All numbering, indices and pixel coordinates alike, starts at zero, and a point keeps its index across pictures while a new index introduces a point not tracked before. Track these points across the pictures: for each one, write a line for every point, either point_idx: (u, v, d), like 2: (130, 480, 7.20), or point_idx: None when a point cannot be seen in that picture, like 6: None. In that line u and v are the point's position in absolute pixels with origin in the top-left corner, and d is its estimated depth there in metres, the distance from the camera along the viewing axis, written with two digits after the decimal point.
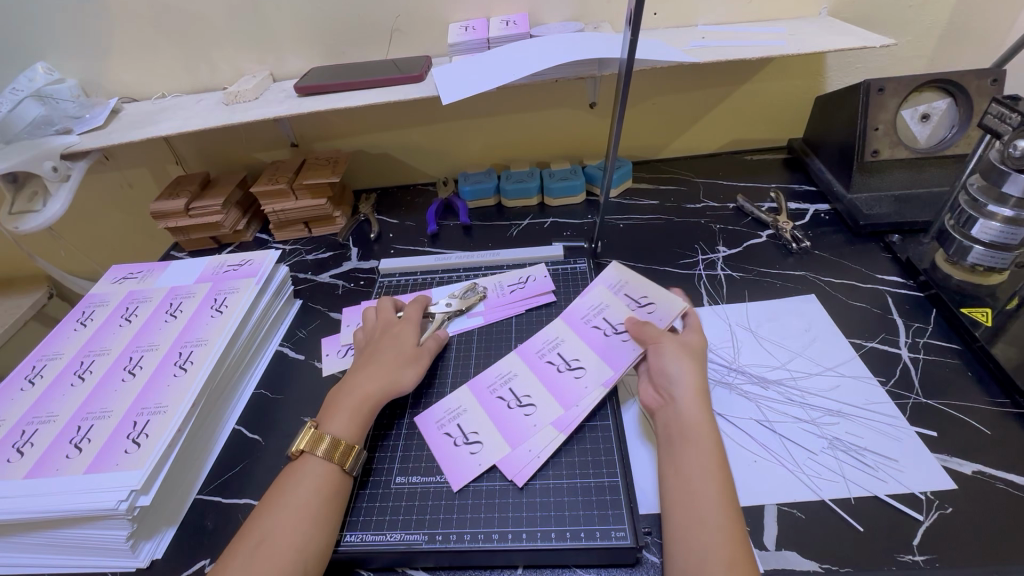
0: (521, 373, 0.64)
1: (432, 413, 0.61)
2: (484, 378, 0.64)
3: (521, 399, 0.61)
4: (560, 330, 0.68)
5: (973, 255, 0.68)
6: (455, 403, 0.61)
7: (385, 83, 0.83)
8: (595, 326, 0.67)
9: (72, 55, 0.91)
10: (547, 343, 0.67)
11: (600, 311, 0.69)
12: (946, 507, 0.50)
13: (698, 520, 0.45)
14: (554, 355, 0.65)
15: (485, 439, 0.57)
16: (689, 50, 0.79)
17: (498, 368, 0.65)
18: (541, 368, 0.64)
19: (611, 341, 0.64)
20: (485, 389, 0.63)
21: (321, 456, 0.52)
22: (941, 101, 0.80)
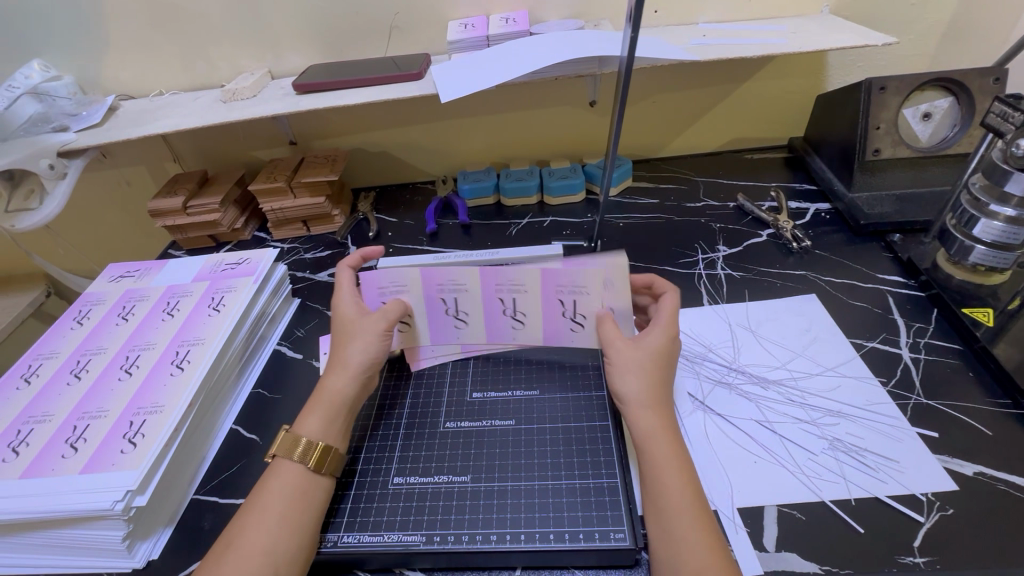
0: (470, 290, 0.60)
1: (380, 278, 0.61)
2: (437, 278, 0.60)
3: (460, 315, 0.63)
4: (531, 278, 0.59)
5: (975, 255, 0.68)
6: (404, 281, 0.61)
7: (383, 81, 0.83)
8: (567, 299, 0.59)
9: (69, 52, 0.90)
10: (513, 284, 0.59)
11: (576, 290, 0.58)
12: (947, 509, 0.50)
13: (671, 524, 0.45)
14: (508, 295, 0.60)
15: (412, 325, 0.64)
16: (689, 48, 0.79)
17: (452, 274, 0.60)
18: (489, 301, 0.61)
19: (564, 323, 0.60)
20: (434, 286, 0.61)
21: (294, 459, 0.51)
22: (943, 100, 0.80)
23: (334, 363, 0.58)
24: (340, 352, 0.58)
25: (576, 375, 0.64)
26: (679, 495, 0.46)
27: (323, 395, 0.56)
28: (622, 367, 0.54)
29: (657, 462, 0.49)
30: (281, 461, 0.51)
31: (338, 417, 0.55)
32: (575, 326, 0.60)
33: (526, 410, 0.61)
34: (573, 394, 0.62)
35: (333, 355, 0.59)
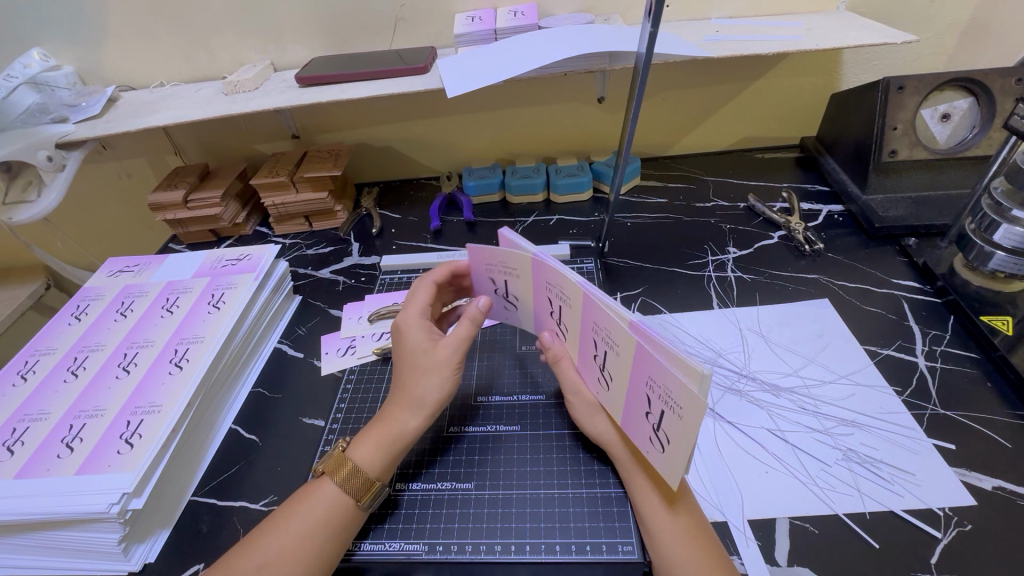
0: (572, 304, 0.48)
1: (490, 253, 0.54)
2: (551, 273, 0.48)
3: (510, 297, 0.58)
4: (626, 344, 0.43)
5: (995, 261, 0.66)
6: (514, 264, 0.52)
7: (388, 74, 0.81)
8: (602, 344, 0.46)
9: (69, 41, 0.88)
10: (604, 332, 0.45)
11: (666, 401, 0.41)
12: (965, 525, 0.48)
13: (668, 547, 0.44)
14: (607, 341, 0.46)
15: (520, 308, 0.58)
16: (703, 44, 0.77)
17: (560, 278, 0.47)
18: (587, 330, 0.48)
19: (593, 367, 0.50)
20: (543, 280, 0.50)
21: (338, 484, 0.49)
22: (962, 101, 0.78)
23: (403, 397, 0.54)
24: (409, 387, 0.54)
25: None
26: (671, 517, 0.45)
27: (389, 426, 0.53)
28: (585, 413, 0.53)
29: (646, 487, 0.48)
30: (327, 481, 0.49)
31: (394, 447, 0.52)
32: (654, 438, 0.44)
33: (531, 415, 0.60)
34: None
35: (405, 386, 0.54)
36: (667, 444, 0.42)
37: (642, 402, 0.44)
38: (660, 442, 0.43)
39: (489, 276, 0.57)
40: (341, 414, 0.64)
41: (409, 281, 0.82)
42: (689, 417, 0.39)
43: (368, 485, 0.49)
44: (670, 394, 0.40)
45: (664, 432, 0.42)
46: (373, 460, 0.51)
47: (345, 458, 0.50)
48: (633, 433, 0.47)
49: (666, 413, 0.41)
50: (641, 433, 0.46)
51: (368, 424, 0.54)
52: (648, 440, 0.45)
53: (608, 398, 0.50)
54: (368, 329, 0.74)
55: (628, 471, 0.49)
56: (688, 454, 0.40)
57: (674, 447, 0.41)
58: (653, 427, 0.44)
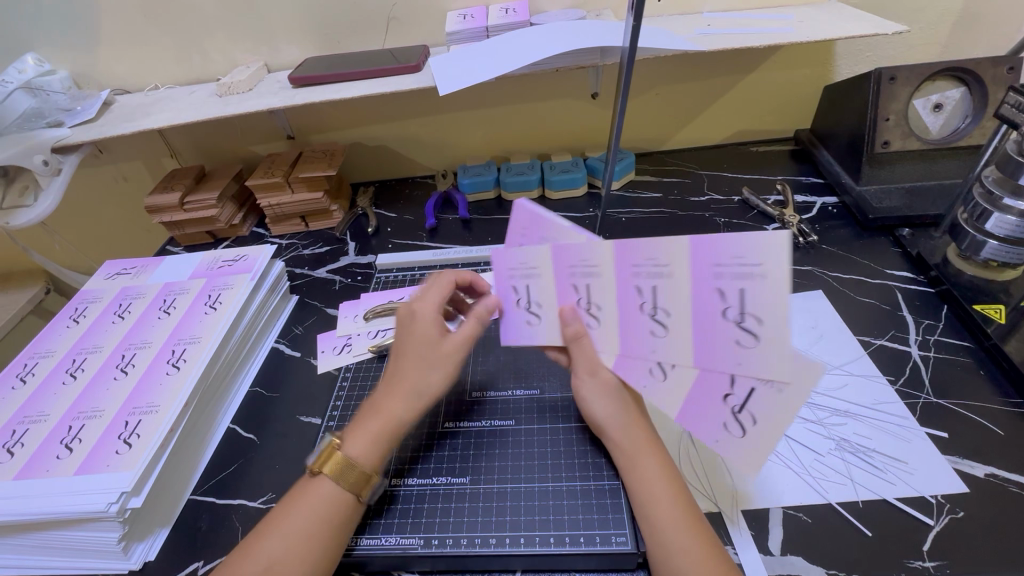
0: (770, 281, 0.41)
1: (509, 257, 0.50)
2: (704, 253, 0.43)
3: (532, 307, 0.52)
4: (674, 256, 0.44)
5: (987, 250, 0.66)
6: (534, 260, 0.50)
7: (381, 73, 0.81)
8: (734, 330, 0.44)
9: (63, 46, 0.89)
10: (742, 264, 0.42)
11: (743, 276, 0.42)
12: (958, 512, 0.49)
13: (665, 538, 0.44)
14: (743, 320, 0.43)
15: (545, 316, 0.52)
16: (694, 37, 0.77)
17: (748, 249, 0.41)
18: (704, 294, 0.44)
19: (641, 323, 0.48)
20: (627, 263, 0.46)
21: (335, 481, 0.48)
22: (954, 90, 0.78)
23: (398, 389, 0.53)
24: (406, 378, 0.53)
25: None
26: (666, 507, 0.45)
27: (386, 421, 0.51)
28: (596, 391, 0.51)
29: (644, 478, 0.47)
30: (322, 480, 0.49)
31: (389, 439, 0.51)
32: (731, 425, 0.46)
33: (525, 411, 0.60)
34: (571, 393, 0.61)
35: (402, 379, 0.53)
36: (753, 427, 0.45)
37: (723, 381, 0.46)
38: (740, 427, 0.46)
39: (508, 283, 0.51)
40: (337, 412, 0.64)
41: (404, 279, 0.82)
42: (797, 389, 0.42)
43: (365, 480, 0.49)
44: (774, 375, 0.43)
45: (749, 413, 0.45)
46: (368, 453, 0.50)
47: (339, 453, 0.50)
48: (694, 427, 0.48)
49: (758, 391, 0.44)
50: (707, 423, 0.47)
51: (361, 417, 0.53)
52: (716, 427, 0.47)
53: (663, 350, 0.48)
54: (363, 328, 0.75)
55: (626, 460, 0.49)
56: (782, 425, 0.44)
57: (764, 425, 0.45)
58: (729, 414, 0.46)
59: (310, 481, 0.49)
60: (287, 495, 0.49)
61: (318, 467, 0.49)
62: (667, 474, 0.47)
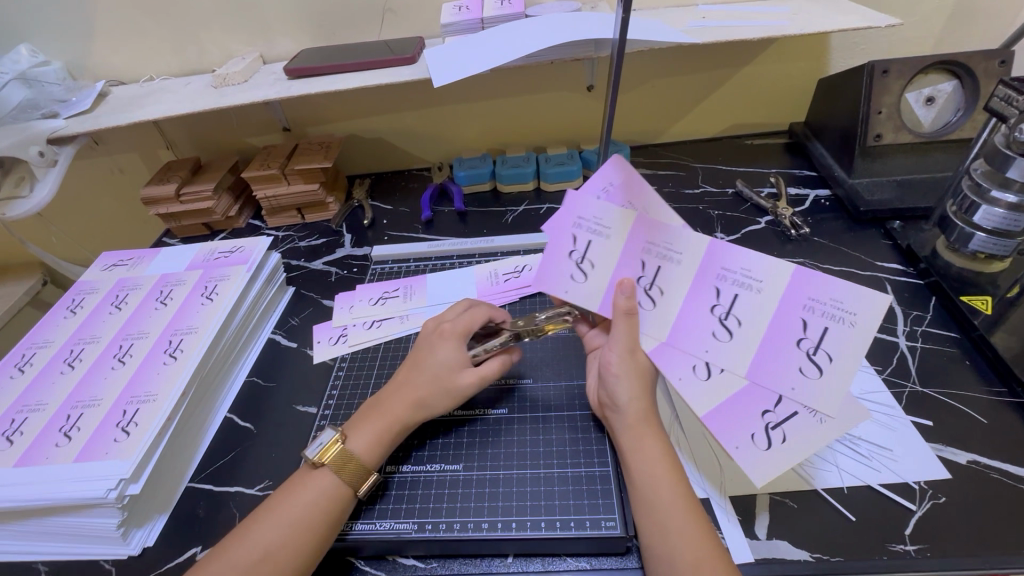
0: (855, 330, 0.45)
1: (581, 204, 0.51)
2: (802, 285, 0.46)
3: (584, 264, 0.51)
4: (774, 278, 0.47)
5: (975, 243, 0.67)
6: (609, 221, 0.50)
7: (376, 65, 0.81)
8: (801, 360, 0.47)
9: (58, 36, 0.88)
10: (838, 307, 0.45)
11: (828, 318, 0.46)
12: (939, 498, 0.50)
13: (657, 524, 0.45)
14: (815, 354, 0.46)
15: (592, 278, 0.51)
16: (688, 30, 0.77)
17: (848, 294, 0.45)
18: (787, 321, 0.47)
19: (705, 322, 0.49)
20: (717, 266, 0.48)
21: (337, 474, 0.50)
22: (946, 84, 0.78)
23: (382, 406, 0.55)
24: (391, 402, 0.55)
25: (566, 365, 0.64)
26: (663, 493, 0.46)
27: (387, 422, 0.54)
28: (627, 372, 0.50)
29: (638, 466, 0.48)
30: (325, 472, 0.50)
31: (389, 441, 0.54)
32: (761, 436, 0.47)
33: (518, 400, 0.61)
34: (564, 382, 0.62)
35: (388, 400, 0.55)
36: (780, 445, 0.47)
37: (767, 398, 0.48)
38: (767, 440, 0.47)
39: (573, 229, 0.51)
40: (332, 401, 0.65)
41: (399, 271, 0.83)
42: (837, 423, 0.46)
43: (365, 475, 0.51)
44: (818, 400, 0.46)
45: (782, 431, 0.47)
46: (371, 451, 0.52)
47: (342, 447, 0.52)
48: (723, 430, 0.48)
49: (798, 415, 0.47)
50: (737, 430, 0.48)
51: (362, 415, 0.55)
52: (743, 436, 0.48)
53: (719, 355, 0.49)
54: (358, 319, 0.75)
55: (629, 443, 0.49)
56: (808, 450, 0.46)
57: (791, 446, 0.47)
58: (763, 426, 0.47)
59: (311, 472, 0.51)
60: (288, 481, 0.51)
61: (321, 459, 0.51)
62: (666, 458, 0.48)
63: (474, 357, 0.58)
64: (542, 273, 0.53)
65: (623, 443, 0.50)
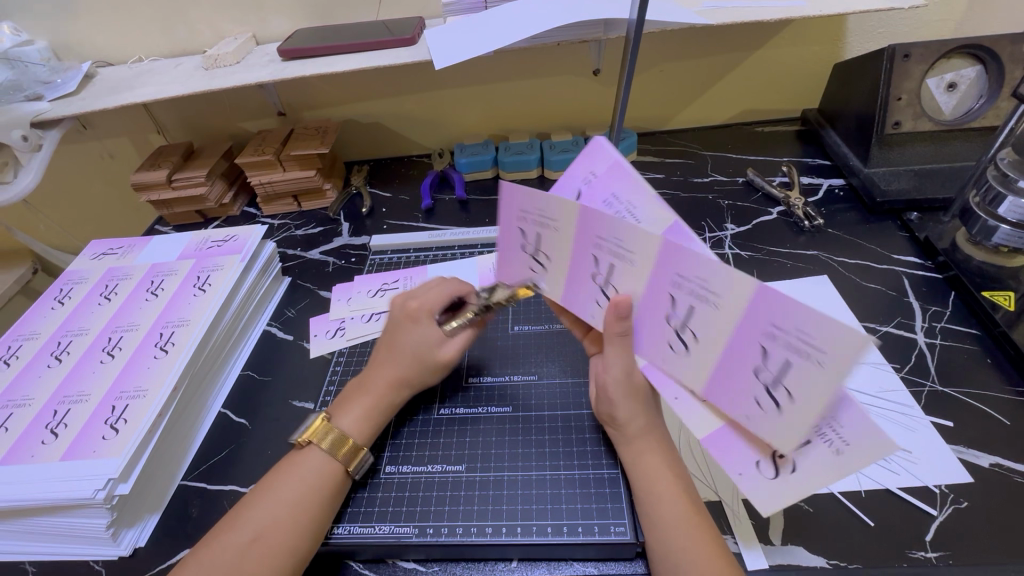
0: (824, 370, 0.35)
1: (522, 197, 0.48)
2: (765, 309, 0.37)
3: (540, 256, 0.51)
4: (734, 295, 0.38)
5: (999, 236, 0.65)
6: (552, 213, 0.46)
7: (375, 46, 0.77)
8: (759, 392, 0.40)
9: (41, 14, 0.85)
10: (805, 341, 0.35)
11: (794, 351, 0.36)
12: (961, 502, 0.48)
13: (666, 530, 0.43)
14: (775, 389, 0.38)
15: (549, 269, 0.51)
16: (700, 11, 0.72)
17: (818, 327, 0.34)
18: (745, 345, 0.39)
19: (663, 331, 0.45)
20: (670, 273, 0.41)
21: (326, 451, 0.49)
22: (970, 69, 0.75)
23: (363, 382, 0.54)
24: (371, 378, 0.54)
25: (572, 361, 0.61)
26: (671, 502, 0.44)
27: (374, 396, 0.53)
28: (622, 393, 0.48)
29: (648, 471, 0.46)
30: (313, 449, 0.49)
31: (379, 415, 0.53)
32: (765, 466, 0.42)
33: (522, 398, 0.58)
34: (570, 380, 0.60)
35: (369, 379, 0.54)
36: (790, 474, 0.40)
37: (773, 436, 0.42)
38: (773, 470, 0.41)
39: (522, 221, 0.50)
40: (330, 396, 0.63)
41: (399, 261, 0.80)
42: (855, 458, 0.36)
43: (356, 451, 0.50)
44: (836, 432, 0.37)
45: (791, 459, 0.40)
46: (359, 428, 0.51)
47: (329, 424, 0.51)
48: (724, 455, 0.44)
49: (808, 447, 0.39)
50: (736, 458, 0.43)
51: (350, 392, 0.54)
52: (745, 464, 0.43)
53: (677, 365, 0.45)
54: (357, 311, 0.73)
55: (633, 452, 0.48)
56: (788, 499, 0.40)
57: (800, 478, 0.39)
58: (767, 455, 0.41)
59: (299, 453, 0.49)
60: (277, 465, 0.50)
61: (307, 438, 0.49)
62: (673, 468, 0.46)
63: (448, 332, 0.55)
64: (508, 261, 0.55)
65: (622, 456, 0.49)
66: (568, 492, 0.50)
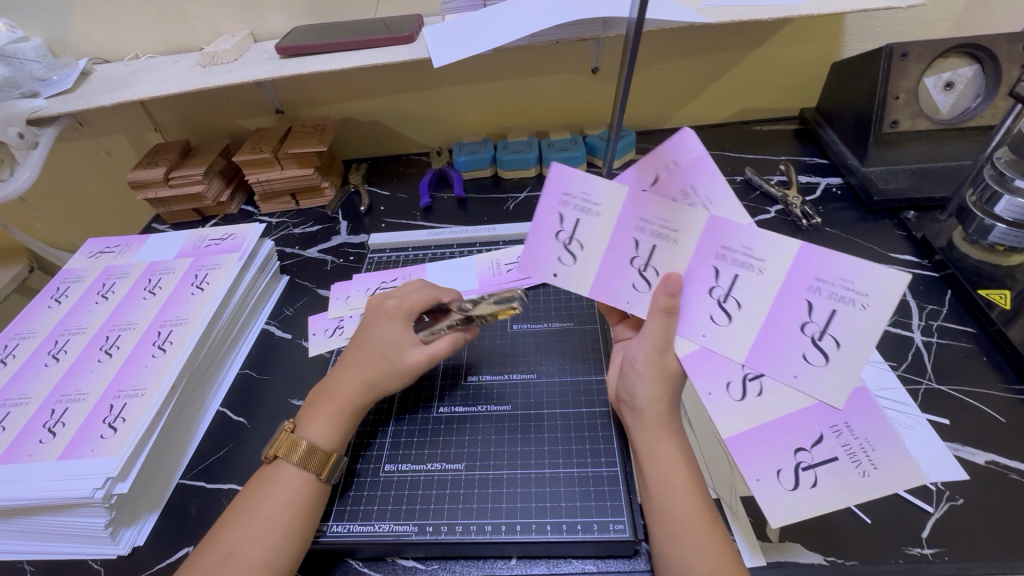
0: (866, 313, 0.42)
1: (575, 180, 0.48)
2: (807, 266, 0.44)
3: (571, 245, 0.50)
4: (777, 257, 0.45)
5: (995, 234, 0.65)
6: (599, 197, 0.48)
7: (373, 44, 0.77)
8: (805, 347, 0.45)
9: (36, 11, 0.84)
10: (848, 288, 0.43)
11: (841, 300, 0.43)
12: (957, 499, 0.48)
13: (666, 527, 0.43)
14: (821, 340, 0.44)
15: (580, 259, 0.50)
16: (702, 9, 0.71)
17: (860, 275, 0.42)
18: (790, 302, 0.45)
19: (703, 305, 0.48)
20: (716, 245, 0.46)
21: (295, 463, 0.48)
22: (967, 69, 0.75)
23: (329, 388, 0.53)
24: (335, 382, 0.53)
25: (572, 359, 0.62)
26: (670, 499, 0.45)
27: (339, 399, 0.52)
28: (648, 373, 0.48)
29: (648, 467, 0.47)
30: (282, 463, 0.49)
31: (347, 419, 0.52)
32: (789, 474, 0.45)
33: (522, 396, 0.58)
34: (569, 377, 0.60)
35: (333, 385, 0.53)
36: (808, 489, 0.44)
37: (805, 435, 0.45)
38: (794, 480, 0.44)
39: (562, 204, 0.49)
40: None
41: (397, 260, 0.80)
42: (879, 480, 0.43)
43: (326, 458, 0.49)
44: (866, 451, 0.44)
45: (813, 473, 0.44)
46: (327, 435, 0.51)
47: (296, 437, 0.50)
48: (748, 456, 0.45)
49: (836, 462, 0.44)
50: (765, 460, 0.45)
51: (313, 400, 0.54)
52: (767, 470, 0.45)
53: (717, 339, 0.48)
54: (355, 310, 0.73)
55: (635, 447, 0.48)
56: (829, 506, 0.43)
57: (818, 493, 0.44)
58: (793, 465, 0.45)
59: (269, 468, 0.49)
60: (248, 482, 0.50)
61: (273, 453, 0.49)
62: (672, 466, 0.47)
63: (421, 338, 0.55)
64: (531, 253, 0.51)
65: (638, 440, 0.48)
66: (567, 491, 0.50)
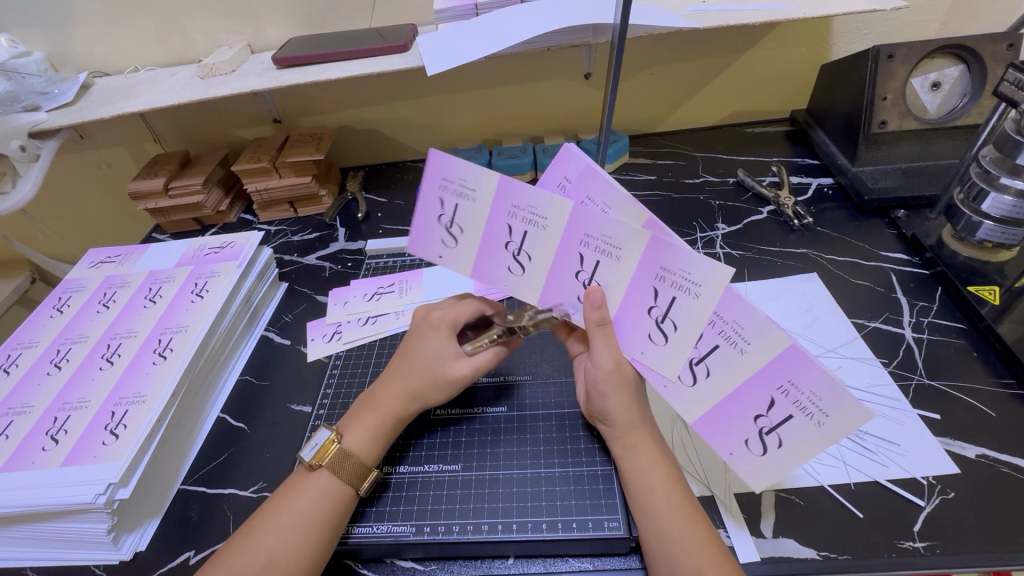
0: (700, 299, 0.40)
1: (447, 164, 0.44)
2: (657, 252, 0.40)
3: (452, 228, 0.47)
4: (632, 242, 0.41)
5: (983, 231, 0.66)
6: (475, 182, 0.44)
7: (368, 54, 0.79)
8: (651, 326, 0.44)
9: (39, 27, 0.86)
10: (685, 277, 0.40)
11: (684, 287, 0.40)
12: (949, 493, 0.49)
13: (658, 524, 0.44)
14: (664, 321, 0.43)
15: (463, 242, 0.48)
16: (688, 15, 0.73)
17: (696, 265, 0.39)
18: (639, 287, 0.42)
19: (573, 287, 0.46)
20: (579, 233, 0.43)
21: (332, 473, 0.49)
22: (953, 69, 0.76)
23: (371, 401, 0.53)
24: (377, 396, 0.54)
25: (566, 361, 0.62)
26: (664, 494, 0.45)
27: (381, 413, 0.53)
28: (613, 387, 0.47)
29: (639, 466, 0.47)
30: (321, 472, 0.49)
31: (385, 432, 0.52)
32: (753, 443, 0.43)
33: (517, 398, 0.59)
34: (563, 378, 0.60)
35: (374, 398, 0.54)
36: (776, 449, 0.43)
37: (756, 404, 0.42)
38: (762, 446, 0.43)
39: (444, 188, 0.45)
40: (327, 400, 0.64)
41: (395, 266, 0.81)
42: (836, 425, 0.39)
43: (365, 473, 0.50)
44: (816, 402, 0.39)
45: (776, 436, 0.42)
46: (367, 447, 0.51)
47: (337, 446, 0.50)
48: (713, 439, 0.45)
49: (791, 420, 0.41)
50: (728, 439, 0.44)
51: (357, 409, 0.54)
52: (737, 443, 0.44)
53: (654, 356, 0.45)
54: (353, 314, 0.74)
55: (624, 448, 0.49)
56: (805, 456, 0.42)
57: (787, 451, 0.42)
58: (755, 433, 0.43)
59: (307, 475, 0.49)
60: (285, 484, 0.50)
61: (316, 461, 0.49)
62: (664, 464, 0.47)
63: (464, 350, 0.54)
64: (414, 235, 0.49)
65: (615, 449, 0.49)
66: (562, 489, 0.51)
